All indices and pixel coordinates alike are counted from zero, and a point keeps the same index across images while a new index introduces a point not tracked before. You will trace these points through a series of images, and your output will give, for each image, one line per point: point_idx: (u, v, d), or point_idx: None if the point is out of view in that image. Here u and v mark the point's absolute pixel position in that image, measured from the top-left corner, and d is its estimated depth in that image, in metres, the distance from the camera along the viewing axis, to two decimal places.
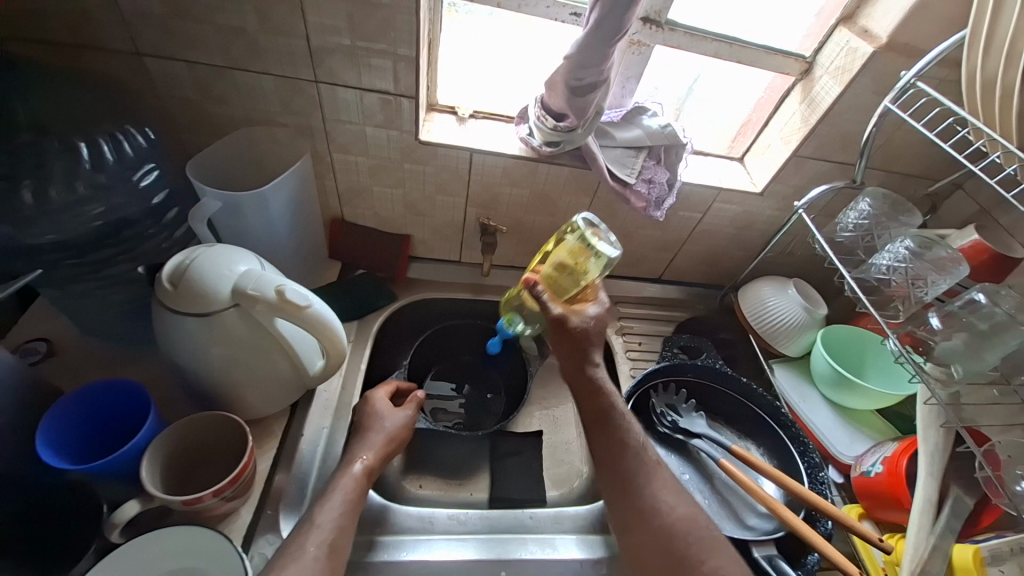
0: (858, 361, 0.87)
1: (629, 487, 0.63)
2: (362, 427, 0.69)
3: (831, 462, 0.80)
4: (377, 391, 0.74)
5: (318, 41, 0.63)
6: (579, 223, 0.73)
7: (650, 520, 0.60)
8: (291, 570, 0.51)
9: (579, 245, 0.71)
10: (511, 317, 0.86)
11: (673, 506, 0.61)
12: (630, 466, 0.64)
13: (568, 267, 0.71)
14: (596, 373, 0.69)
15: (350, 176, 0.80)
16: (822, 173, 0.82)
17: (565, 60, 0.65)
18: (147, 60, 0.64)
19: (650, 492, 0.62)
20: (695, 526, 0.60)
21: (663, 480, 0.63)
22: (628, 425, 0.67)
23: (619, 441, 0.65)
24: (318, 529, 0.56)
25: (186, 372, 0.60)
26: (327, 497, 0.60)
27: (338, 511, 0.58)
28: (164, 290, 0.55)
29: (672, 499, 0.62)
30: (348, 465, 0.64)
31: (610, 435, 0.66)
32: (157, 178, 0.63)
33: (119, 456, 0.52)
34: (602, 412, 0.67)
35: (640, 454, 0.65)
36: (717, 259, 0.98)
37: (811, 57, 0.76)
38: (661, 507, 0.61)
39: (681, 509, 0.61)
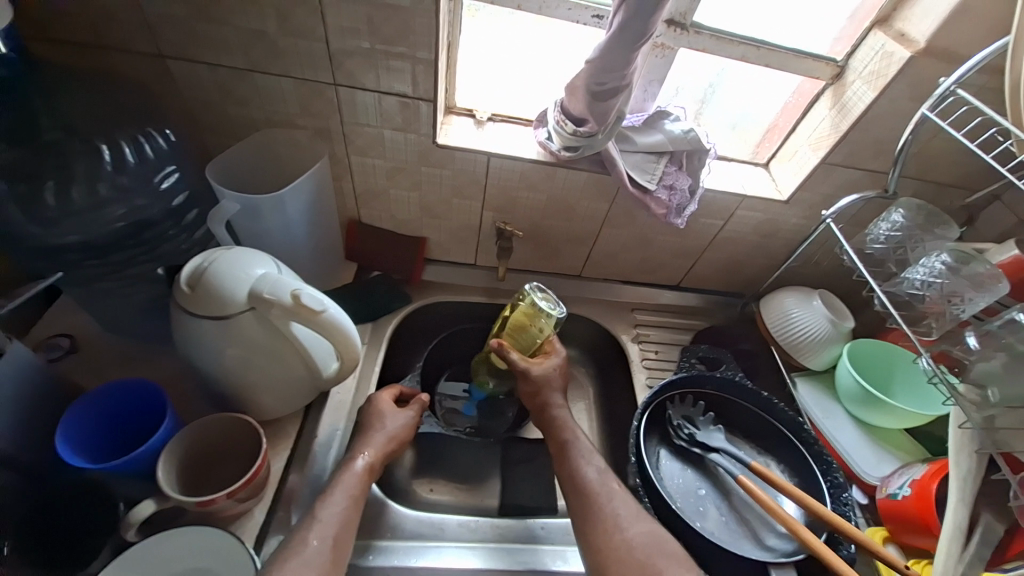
0: (886, 378, 0.84)
1: (588, 510, 0.62)
2: (364, 427, 0.69)
3: (855, 482, 0.78)
4: (382, 394, 0.74)
5: (337, 44, 0.63)
6: (527, 290, 0.74)
7: (613, 538, 0.59)
8: (293, 564, 0.51)
9: (525, 316, 0.73)
10: (482, 381, 0.87)
11: (630, 523, 0.60)
12: (588, 488, 0.63)
13: (523, 330, 0.74)
14: (560, 413, 0.73)
15: (366, 178, 0.80)
16: (852, 181, 0.79)
17: (587, 64, 0.63)
18: (170, 62, 0.65)
19: (608, 510, 0.61)
20: (659, 541, 0.58)
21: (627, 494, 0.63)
22: (588, 453, 0.68)
23: (575, 467, 0.66)
24: (321, 523, 0.56)
25: (202, 373, 0.60)
26: (330, 492, 0.60)
27: (340, 507, 0.58)
28: (182, 292, 0.55)
29: (628, 521, 0.60)
30: (351, 461, 0.64)
31: (569, 462, 0.67)
32: (178, 180, 0.64)
33: (136, 456, 0.53)
34: (563, 443, 0.69)
35: (602, 477, 0.65)
36: (738, 267, 0.96)
37: (843, 60, 0.73)
38: (622, 524, 0.60)
39: (640, 526, 0.60)
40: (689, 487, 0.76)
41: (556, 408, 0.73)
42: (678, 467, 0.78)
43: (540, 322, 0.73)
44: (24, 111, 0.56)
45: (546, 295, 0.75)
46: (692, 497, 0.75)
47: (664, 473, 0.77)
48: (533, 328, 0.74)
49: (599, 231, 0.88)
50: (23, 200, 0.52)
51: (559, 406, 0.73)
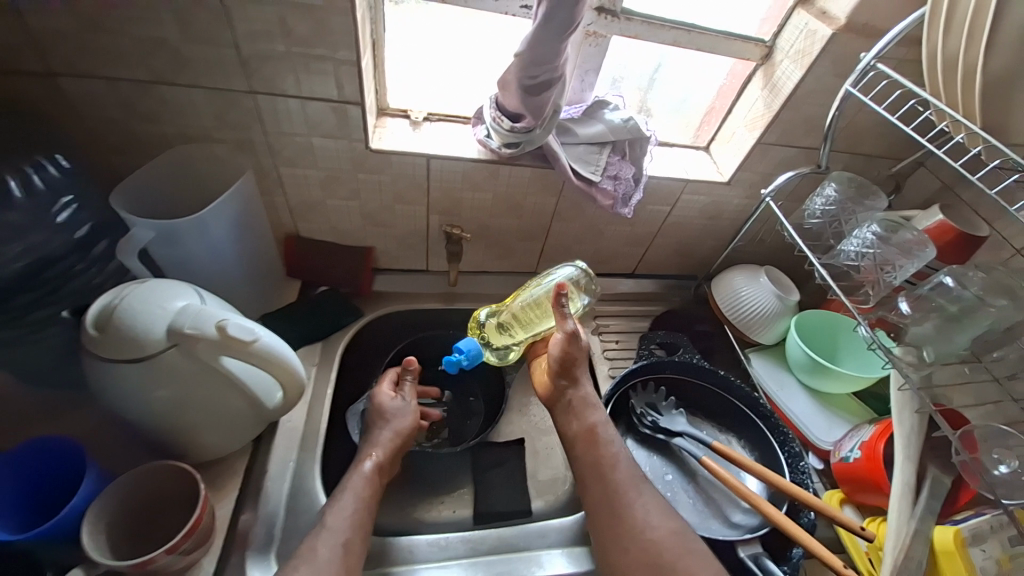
0: (831, 347, 0.87)
1: (614, 509, 0.62)
2: (371, 425, 0.70)
3: (811, 449, 0.80)
4: (380, 387, 0.74)
5: (249, 48, 0.58)
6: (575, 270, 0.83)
7: (640, 539, 0.59)
8: (305, 571, 0.53)
9: (565, 287, 0.80)
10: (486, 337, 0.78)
11: (659, 522, 0.60)
12: (616, 481, 0.64)
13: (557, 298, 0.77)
14: (586, 391, 0.71)
15: (300, 190, 0.75)
16: (788, 159, 0.81)
17: (516, 58, 0.60)
18: (62, 80, 0.58)
19: (638, 505, 0.61)
20: (684, 539, 0.59)
21: (651, 494, 0.63)
22: (616, 440, 0.68)
23: (604, 457, 0.66)
24: (330, 530, 0.57)
25: (127, 419, 0.55)
26: (339, 497, 0.61)
27: (350, 510, 0.59)
28: (89, 336, 0.50)
29: (656, 516, 0.61)
30: (358, 462, 0.65)
31: (596, 451, 0.66)
32: (77, 211, 0.58)
33: (59, 518, 0.48)
34: (590, 429, 0.68)
35: (629, 469, 0.65)
36: (688, 249, 0.97)
37: (771, 41, 0.75)
38: (651, 523, 0.60)
39: (669, 524, 0.60)
40: (657, 474, 0.77)
41: (584, 386, 0.72)
42: (646, 456, 0.78)
43: (571, 303, 0.79)
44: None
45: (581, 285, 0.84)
46: (659, 483, 0.76)
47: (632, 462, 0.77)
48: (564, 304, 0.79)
49: (549, 225, 0.87)
50: None
51: (586, 385, 0.72)
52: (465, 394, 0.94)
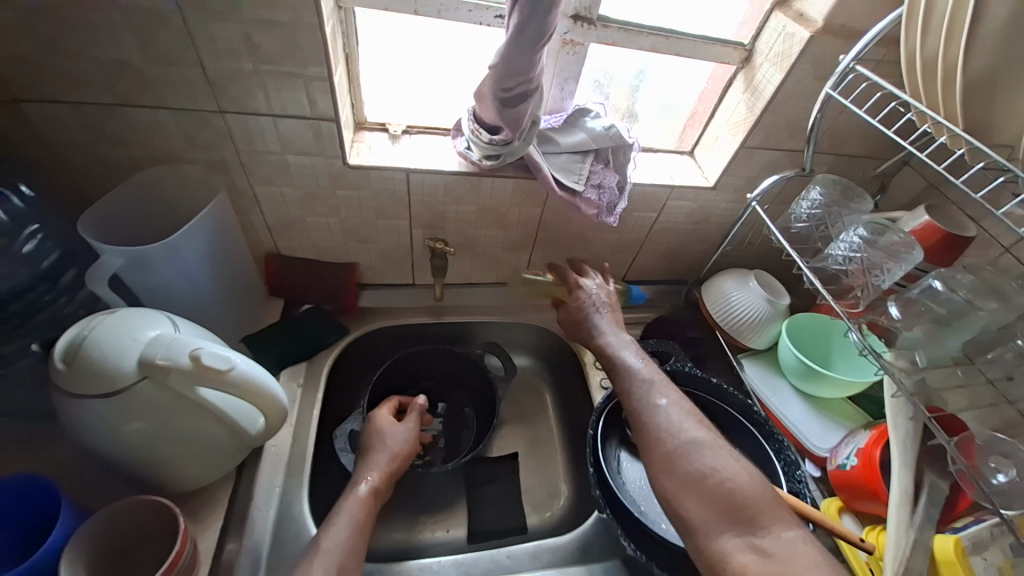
0: (825, 349, 0.87)
1: (639, 423, 0.60)
2: (365, 448, 0.70)
3: (807, 455, 0.80)
4: (380, 409, 0.75)
5: (216, 68, 0.56)
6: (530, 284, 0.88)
7: (664, 446, 0.56)
8: None
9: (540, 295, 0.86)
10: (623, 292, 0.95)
11: (681, 427, 0.57)
12: (636, 400, 0.62)
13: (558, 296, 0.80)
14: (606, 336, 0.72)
15: (278, 209, 0.74)
16: (772, 162, 0.81)
17: (490, 70, 0.58)
18: (23, 105, 0.57)
19: (659, 415, 0.59)
20: (710, 445, 0.56)
21: (677, 407, 0.60)
22: (642, 364, 0.66)
23: (627, 382, 0.65)
24: (324, 555, 0.55)
25: (99, 453, 0.53)
26: (333, 521, 0.59)
27: (344, 534, 0.57)
28: (57, 372, 0.48)
29: (682, 424, 0.58)
30: (354, 486, 0.64)
31: (622, 378, 0.66)
32: (43, 241, 0.56)
33: (34, 560, 0.45)
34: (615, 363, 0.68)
35: (653, 385, 0.63)
36: (677, 254, 0.96)
37: (750, 44, 0.74)
38: (674, 430, 0.57)
39: (690, 432, 0.57)
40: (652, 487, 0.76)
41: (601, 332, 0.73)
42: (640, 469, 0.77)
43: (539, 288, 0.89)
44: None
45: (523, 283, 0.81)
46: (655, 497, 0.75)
47: (627, 477, 0.76)
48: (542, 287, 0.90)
49: (535, 235, 0.86)
50: None
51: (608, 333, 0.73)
52: (462, 403, 0.93)
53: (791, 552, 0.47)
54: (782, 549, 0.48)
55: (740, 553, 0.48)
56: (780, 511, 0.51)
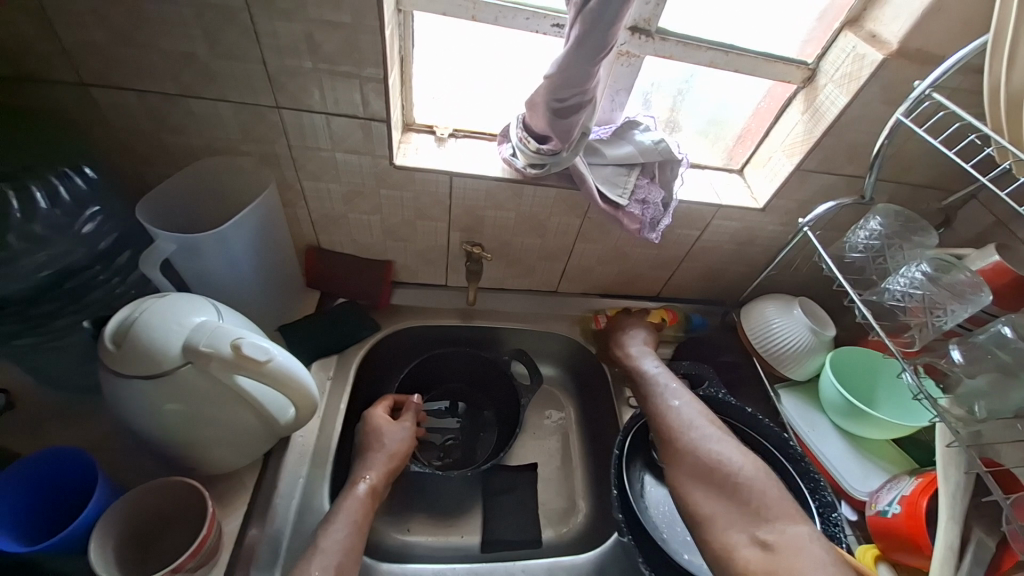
0: (869, 386, 0.83)
1: (658, 422, 0.67)
2: (364, 447, 0.71)
3: (844, 498, 0.76)
4: (375, 409, 0.76)
5: (276, 64, 0.58)
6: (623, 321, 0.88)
7: (681, 443, 0.63)
8: None
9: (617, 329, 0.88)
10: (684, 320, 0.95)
11: (696, 425, 0.64)
12: (654, 401, 0.70)
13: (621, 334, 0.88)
14: (632, 351, 0.81)
15: (322, 204, 0.75)
16: (828, 187, 0.77)
17: (545, 80, 0.58)
18: (93, 90, 0.59)
19: (676, 414, 0.66)
20: (727, 445, 0.61)
21: (693, 409, 0.67)
22: (662, 374, 0.74)
23: (648, 389, 0.73)
24: (322, 554, 0.56)
25: (138, 431, 0.54)
26: (332, 519, 0.60)
27: (343, 533, 0.59)
28: (107, 351, 0.50)
29: (699, 422, 0.65)
30: (352, 485, 0.65)
31: (643, 385, 0.74)
32: (102, 222, 0.59)
33: (66, 534, 0.47)
34: (638, 374, 0.76)
35: (671, 391, 0.71)
36: (717, 275, 0.93)
37: (814, 64, 0.71)
38: (691, 427, 0.64)
39: (708, 430, 0.64)
40: (676, 514, 0.74)
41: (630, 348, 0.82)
42: (665, 494, 0.75)
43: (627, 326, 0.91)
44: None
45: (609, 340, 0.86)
46: (677, 525, 0.73)
47: (651, 501, 0.74)
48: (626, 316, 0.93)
49: (573, 246, 0.85)
50: None
51: (638, 351, 0.81)
52: (479, 407, 0.92)
53: (794, 543, 0.50)
54: (783, 541, 0.51)
55: (744, 544, 0.52)
56: (785, 507, 0.54)
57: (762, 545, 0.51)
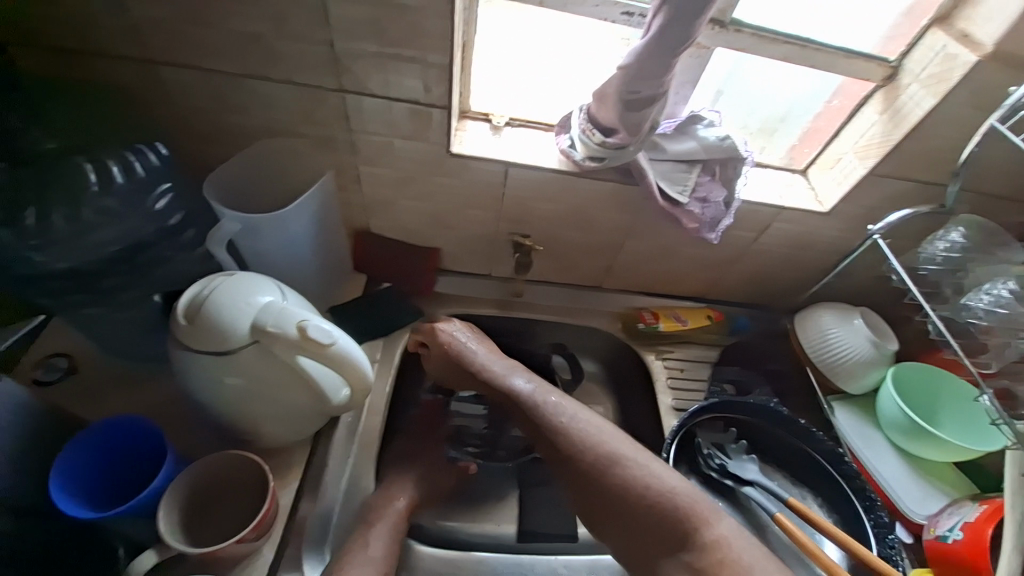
0: (931, 404, 0.79)
1: (558, 447, 0.63)
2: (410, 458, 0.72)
3: (899, 519, 0.73)
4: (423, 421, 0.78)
5: (341, 47, 0.57)
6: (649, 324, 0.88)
7: (594, 467, 0.60)
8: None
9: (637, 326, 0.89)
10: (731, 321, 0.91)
11: (599, 444, 0.62)
12: (546, 423, 0.64)
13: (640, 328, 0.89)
14: (477, 357, 0.72)
15: (374, 188, 0.75)
16: (901, 193, 0.73)
17: (619, 71, 0.56)
18: (161, 68, 0.60)
19: (574, 436, 0.63)
20: (640, 457, 0.61)
21: (586, 425, 0.64)
22: (539, 385, 0.68)
23: (529, 407, 0.66)
24: (366, 552, 0.59)
25: (201, 404, 0.56)
26: (375, 526, 0.62)
27: (383, 544, 0.61)
28: (179, 326, 0.51)
29: (605, 439, 0.62)
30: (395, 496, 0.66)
31: (518, 402, 0.67)
32: (172, 200, 0.59)
33: (135, 501, 0.49)
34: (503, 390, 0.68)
35: (556, 408, 0.65)
36: (770, 280, 0.89)
37: (897, 61, 0.67)
38: (597, 445, 0.62)
39: (619, 445, 0.62)
40: None
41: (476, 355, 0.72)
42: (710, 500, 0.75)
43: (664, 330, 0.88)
44: (25, 148, 0.54)
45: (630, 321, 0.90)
46: None
47: None
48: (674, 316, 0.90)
49: (622, 242, 0.83)
50: (35, 227, 0.50)
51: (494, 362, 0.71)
52: None
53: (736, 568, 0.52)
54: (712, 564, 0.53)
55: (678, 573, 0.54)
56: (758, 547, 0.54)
57: (693, 572, 0.53)
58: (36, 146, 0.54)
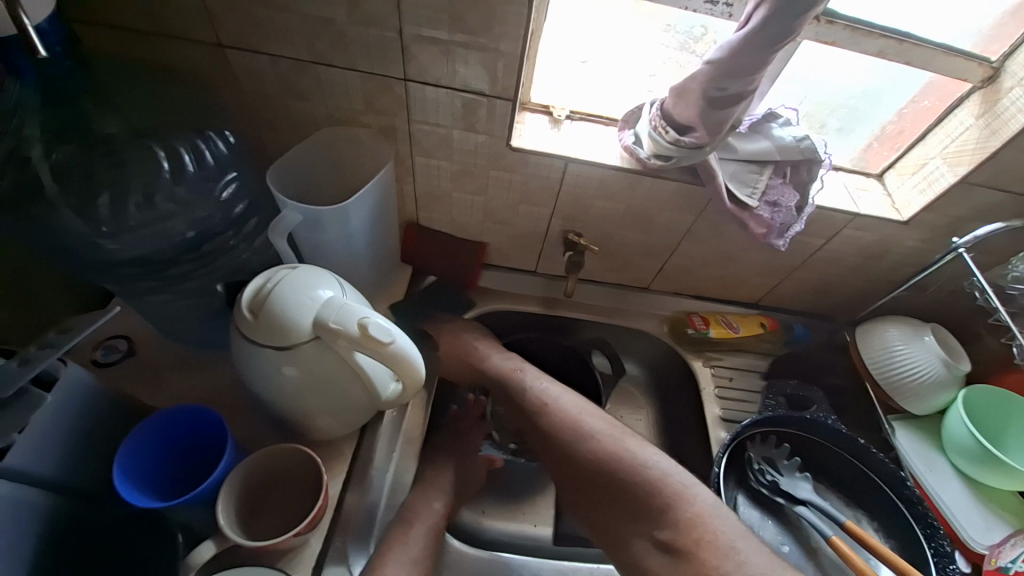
0: (998, 430, 0.74)
1: (540, 423, 0.65)
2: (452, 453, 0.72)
3: (958, 547, 0.69)
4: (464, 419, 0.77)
5: (411, 34, 0.55)
6: (698, 329, 0.85)
7: (573, 442, 0.62)
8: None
9: (686, 330, 0.86)
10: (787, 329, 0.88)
11: (579, 419, 0.63)
12: (531, 402, 0.66)
13: (689, 333, 0.86)
14: (473, 342, 0.74)
15: (429, 180, 0.73)
16: (990, 204, 0.68)
17: (706, 65, 0.54)
18: (229, 52, 0.59)
19: (558, 412, 0.64)
20: (619, 434, 0.62)
21: (572, 404, 0.65)
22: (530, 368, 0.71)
23: (518, 387, 0.68)
24: (412, 549, 0.59)
25: (260, 395, 0.56)
26: (416, 524, 0.62)
27: (427, 541, 0.61)
28: (243, 318, 0.51)
29: (589, 418, 0.64)
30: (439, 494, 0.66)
31: (511, 385, 0.69)
32: (238, 187, 0.59)
33: (195, 493, 0.49)
34: (498, 371, 0.70)
35: (543, 389, 0.67)
36: (831, 289, 0.85)
37: (998, 62, 0.62)
38: (581, 422, 0.63)
39: (600, 424, 0.63)
40: (771, 541, 0.71)
41: (472, 339, 0.75)
42: (759, 517, 0.72)
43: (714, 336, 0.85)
44: (93, 129, 0.52)
45: (680, 326, 0.87)
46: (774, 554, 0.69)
47: (745, 523, 0.71)
48: (726, 321, 0.86)
49: (678, 244, 0.79)
50: (108, 214, 0.50)
51: (486, 345, 0.74)
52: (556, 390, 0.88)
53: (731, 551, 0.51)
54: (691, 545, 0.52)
55: (650, 551, 0.54)
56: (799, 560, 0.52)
57: (668, 549, 0.53)
58: (101, 127, 0.52)
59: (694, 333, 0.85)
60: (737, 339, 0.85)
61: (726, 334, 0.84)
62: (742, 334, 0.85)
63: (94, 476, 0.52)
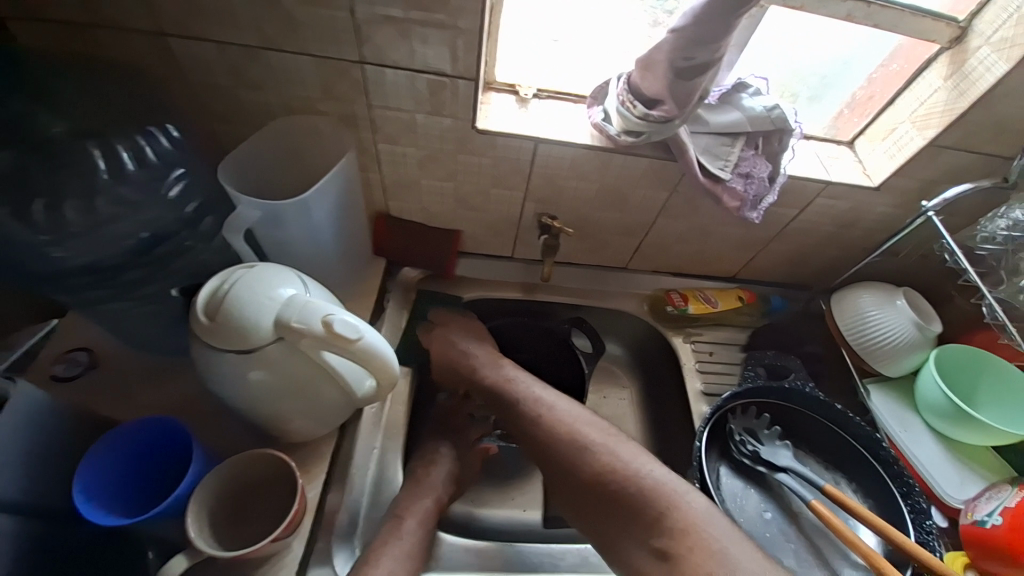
0: (970, 387, 0.76)
1: (535, 434, 0.63)
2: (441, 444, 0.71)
3: (935, 503, 0.71)
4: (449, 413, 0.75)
5: (365, 13, 0.52)
6: (677, 306, 0.84)
7: (569, 453, 0.60)
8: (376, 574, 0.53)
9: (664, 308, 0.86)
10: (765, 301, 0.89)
11: (573, 428, 0.62)
12: (524, 413, 0.65)
13: (668, 311, 0.85)
14: (468, 351, 0.73)
15: (396, 168, 0.71)
16: (958, 166, 0.69)
17: (672, 34, 0.53)
18: (171, 41, 0.55)
19: (554, 422, 0.63)
20: (618, 441, 0.61)
21: (567, 414, 0.64)
22: (526, 378, 0.69)
23: (512, 397, 0.67)
24: (400, 541, 0.58)
25: (225, 399, 0.53)
26: (404, 518, 0.61)
27: (416, 534, 0.60)
28: (200, 323, 0.48)
29: (584, 427, 0.62)
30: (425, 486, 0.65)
31: (506, 392, 0.67)
32: (187, 185, 0.56)
33: (163, 506, 0.47)
34: (495, 381, 0.69)
35: (536, 399, 0.65)
36: (807, 258, 0.85)
37: (965, 21, 0.62)
38: (578, 431, 0.62)
39: (595, 432, 0.62)
40: (754, 509, 0.72)
41: (466, 348, 0.73)
42: (742, 486, 0.73)
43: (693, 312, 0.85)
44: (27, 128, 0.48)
45: (659, 304, 0.87)
46: (757, 521, 0.70)
47: (727, 494, 0.72)
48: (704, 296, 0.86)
49: (654, 222, 0.78)
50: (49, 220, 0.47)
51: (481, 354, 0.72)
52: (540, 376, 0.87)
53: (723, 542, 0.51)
54: (678, 545, 0.52)
55: (645, 558, 0.53)
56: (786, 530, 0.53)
57: (663, 557, 0.52)
58: (37, 128, 0.49)
59: (672, 310, 0.85)
60: (716, 313, 0.85)
61: (705, 310, 0.85)
62: (720, 309, 0.85)
63: (58, 495, 0.50)
